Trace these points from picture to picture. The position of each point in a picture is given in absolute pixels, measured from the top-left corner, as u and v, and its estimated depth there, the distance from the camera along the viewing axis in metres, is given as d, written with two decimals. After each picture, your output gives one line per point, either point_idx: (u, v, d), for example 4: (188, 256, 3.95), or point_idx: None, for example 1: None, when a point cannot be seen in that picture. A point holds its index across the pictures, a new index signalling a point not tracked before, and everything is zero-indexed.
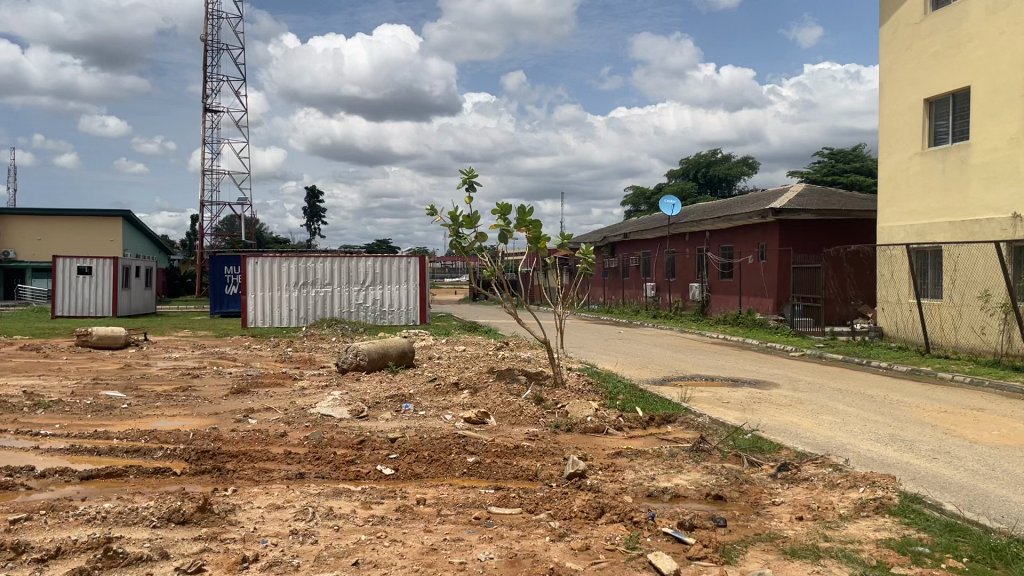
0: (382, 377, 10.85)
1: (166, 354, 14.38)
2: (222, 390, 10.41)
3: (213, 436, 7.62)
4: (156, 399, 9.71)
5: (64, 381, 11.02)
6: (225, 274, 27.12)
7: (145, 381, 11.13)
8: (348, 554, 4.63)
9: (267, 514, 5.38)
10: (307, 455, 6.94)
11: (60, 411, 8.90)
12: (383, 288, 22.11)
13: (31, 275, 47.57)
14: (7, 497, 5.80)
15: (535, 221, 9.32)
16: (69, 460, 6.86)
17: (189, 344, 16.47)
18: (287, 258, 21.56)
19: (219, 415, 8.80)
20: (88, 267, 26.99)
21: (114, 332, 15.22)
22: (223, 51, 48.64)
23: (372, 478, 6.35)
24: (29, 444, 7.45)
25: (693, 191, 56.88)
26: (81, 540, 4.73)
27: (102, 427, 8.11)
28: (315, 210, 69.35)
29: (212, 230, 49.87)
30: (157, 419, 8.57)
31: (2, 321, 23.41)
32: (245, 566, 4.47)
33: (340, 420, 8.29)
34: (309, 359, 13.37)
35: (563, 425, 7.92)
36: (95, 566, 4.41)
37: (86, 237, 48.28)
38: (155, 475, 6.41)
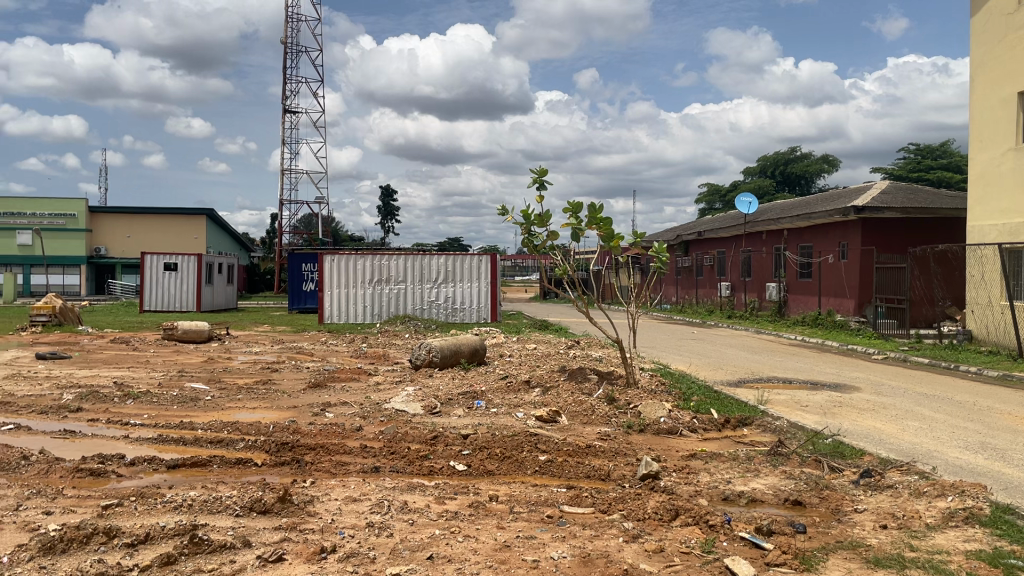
0: (454, 374, 10.97)
1: (246, 349, 14.84)
2: (300, 384, 10.70)
3: (291, 428, 7.83)
4: (238, 392, 10.02)
5: (152, 373, 11.50)
6: (303, 271, 27.77)
7: (228, 374, 11.53)
8: (422, 548, 4.68)
9: (344, 506, 5.50)
10: (382, 450, 7.05)
11: (148, 402, 9.28)
12: (455, 286, 22.27)
13: (121, 271, 49.96)
14: (100, 483, 6.07)
15: (607, 219, 9.25)
16: (157, 450, 7.14)
17: (268, 339, 16.95)
18: (362, 256, 21.99)
19: (298, 408, 9.03)
20: (174, 263, 27.99)
21: (198, 326, 15.79)
22: (303, 53, 49.75)
23: (445, 473, 6.41)
24: (120, 433, 7.79)
25: (771, 189, 55.63)
26: (168, 526, 4.91)
27: (188, 418, 8.41)
28: (389, 208, 70.43)
29: (291, 228, 51.15)
30: (239, 411, 8.86)
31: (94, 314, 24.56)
32: (323, 556, 4.58)
33: (414, 415, 8.39)
34: (383, 355, 13.60)
35: (636, 425, 7.84)
36: (182, 552, 4.58)
37: (171, 235, 50.11)
38: (237, 465, 6.61)
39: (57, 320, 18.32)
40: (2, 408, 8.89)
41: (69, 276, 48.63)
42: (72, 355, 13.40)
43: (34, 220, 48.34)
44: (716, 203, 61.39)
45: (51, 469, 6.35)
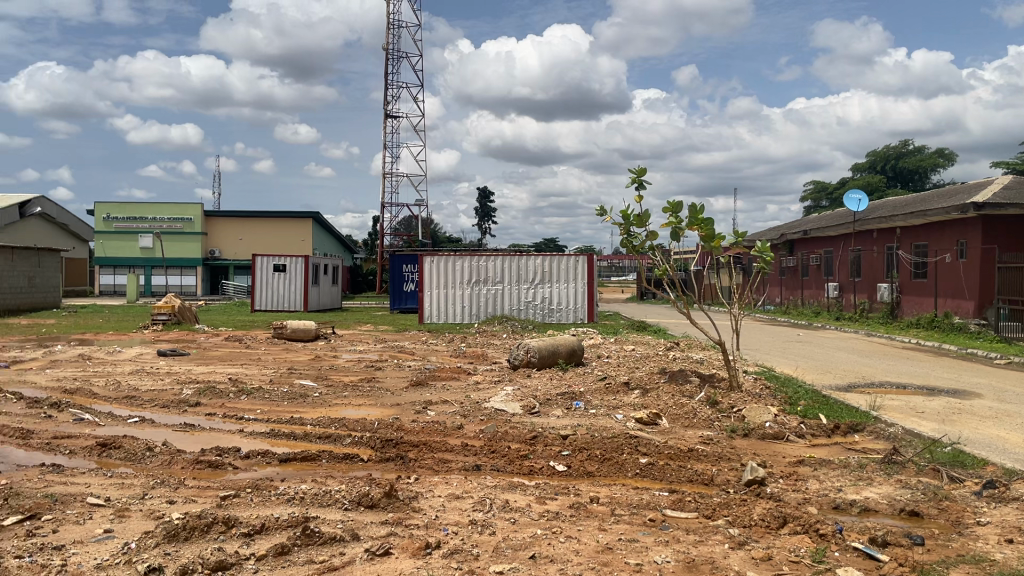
0: (552, 374, 10.96)
1: (351, 347, 15.28)
2: (403, 382, 10.96)
3: (395, 425, 8.02)
4: (343, 389, 10.33)
5: (263, 369, 12.00)
6: (403, 271, 28.40)
7: (334, 371, 11.90)
8: (525, 547, 4.71)
9: (448, 503, 5.60)
10: (483, 448, 7.14)
11: (260, 398, 9.69)
12: (552, 286, 22.27)
13: (234, 272, 52.36)
14: (218, 474, 6.38)
15: (708, 220, 9.07)
16: (270, 443, 7.45)
17: (371, 337, 17.42)
18: (460, 257, 22.31)
19: (401, 406, 9.23)
20: (283, 265, 29.13)
21: (306, 325, 16.36)
22: (404, 58, 50.83)
23: (546, 473, 6.43)
24: (235, 427, 8.16)
25: (882, 185, 53.36)
26: (282, 518, 5.12)
27: (298, 414, 8.74)
28: (485, 210, 71.24)
29: (392, 230, 52.39)
30: (345, 407, 9.15)
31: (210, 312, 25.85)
32: (428, 551, 4.67)
33: (513, 415, 8.45)
34: (482, 354, 13.76)
35: (739, 430, 7.66)
36: (295, 542, 4.76)
37: (279, 237, 52.16)
38: (345, 460, 6.83)
39: (176, 319, 19.31)
40: (129, 401, 9.45)
41: (186, 276, 51.27)
42: (190, 352, 14.12)
43: (155, 224, 50.98)
44: (822, 199, 59.31)
45: (174, 460, 6.72)
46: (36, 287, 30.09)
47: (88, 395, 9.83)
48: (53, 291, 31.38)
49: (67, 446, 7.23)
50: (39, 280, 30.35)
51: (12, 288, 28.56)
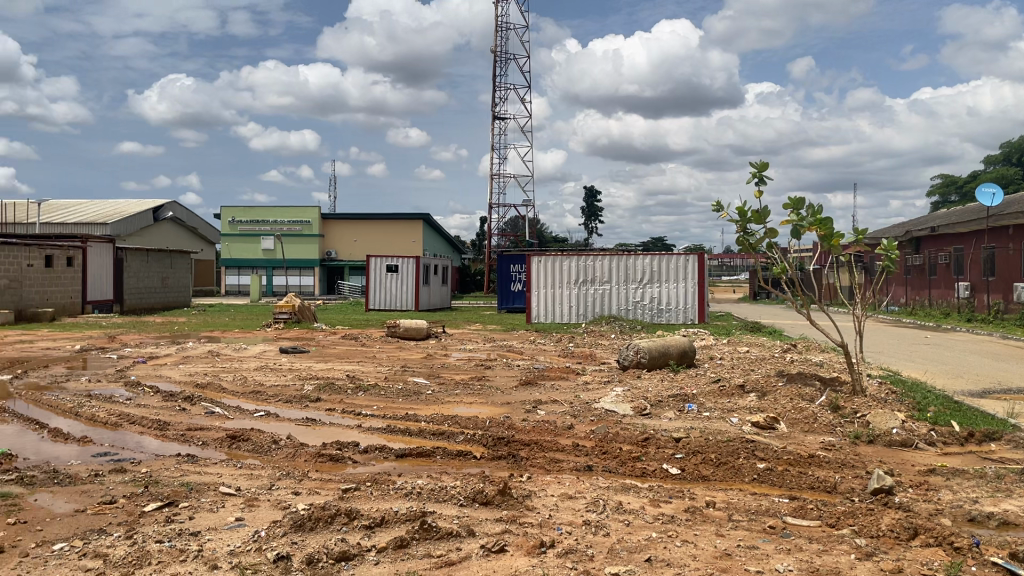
0: (662, 376, 10.82)
1: (461, 346, 15.52)
2: (512, 381, 11.05)
3: (507, 423, 8.10)
4: (455, 387, 10.53)
5: (378, 367, 12.36)
6: (511, 271, 28.60)
7: (446, 370, 12.14)
8: (641, 550, 4.66)
9: (561, 502, 5.61)
10: (595, 449, 7.11)
11: (376, 394, 9.98)
12: (661, 286, 21.92)
13: (349, 272, 54.17)
14: (338, 468, 6.61)
15: (828, 218, 8.72)
16: (386, 439, 7.66)
17: (481, 337, 17.64)
18: (568, 256, 22.35)
19: (511, 405, 9.31)
20: (395, 265, 29.91)
21: (417, 324, 16.72)
22: (511, 59, 51.21)
23: (659, 476, 6.35)
24: (353, 422, 8.43)
25: (1017, 177, 50.05)
26: (401, 511, 5.25)
27: (412, 411, 8.96)
28: (592, 209, 70.91)
29: (499, 230, 52.90)
30: (457, 405, 9.32)
31: (327, 313, 26.70)
32: (543, 550, 4.69)
33: (623, 416, 8.38)
34: (591, 354, 13.70)
35: (863, 436, 7.33)
36: (413, 536, 4.87)
37: (391, 238, 53.63)
38: (459, 457, 6.95)
39: (296, 317, 20.12)
40: (255, 396, 9.92)
41: (305, 277, 53.39)
42: (310, 349, 14.68)
43: (276, 227, 53.26)
44: (951, 194, 56.13)
45: (297, 453, 7.01)
46: (169, 287, 31.98)
47: (216, 389, 10.38)
48: (184, 291, 33.27)
49: (199, 438, 7.66)
50: (171, 281, 32.26)
51: (148, 288, 30.43)
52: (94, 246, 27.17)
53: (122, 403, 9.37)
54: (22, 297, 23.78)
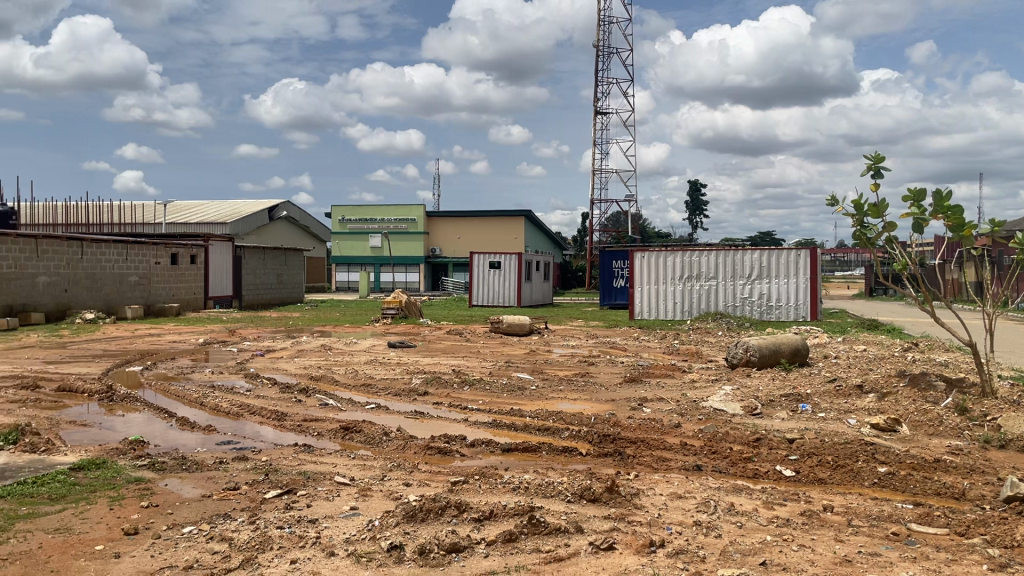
0: (773, 374, 10.51)
1: (564, 342, 15.52)
2: (617, 378, 10.97)
3: (612, 421, 8.04)
4: (559, 383, 10.55)
5: (483, 362, 12.52)
6: (614, 267, 28.40)
7: (549, 366, 12.17)
8: (755, 553, 4.54)
9: (670, 502, 5.52)
10: (703, 448, 6.97)
11: (482, 389, 10.11)
12: (771, 282, 21.23)
13: (453, 269, 55.09)
14: (446, 460, 6.73)
15: (955, 206, 8.24)
16: (493, 433, 7.74)
17: (583, 333, 17.58)
18: (672, 252, 22.07)
19: (616, 402, 9.25)
20: (498, 262, 30.15)
21: (520, 320, 16.82)
22: (614, 53, 50.82)
23: (772, 478, 6.17)
24: (459, 416, 8.56)
25: None
26: (509, 506, 5.29)
27: (517, 405, 9.03)
28: (697, 203, 69.52)
29: (601, 226, 52.56)
30: (562, 401, 9.32)
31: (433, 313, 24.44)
32: (653, 550, 4.63)
33: (733, 416, 8.18)
34: (698, 352, 13.44)
35: (994, 440, 6.90)
36: (522, 531, 4.90)
37: (494, 235, 54.24)
38: (564, 453, 6.94)
39: (403, 313, 20.61)
40: (366, 389, 10.23)
41: (410, 273, 54.56)
42: (416, 344, 15.01)
43: (383, 225, 54.62)
44: None
45: (407, 445, 7.17)
46: (284, 284, 33.33)
47: (329, 381, 10.76)
48: (297, 287, 34.59)
49: (315, 429, 7.95)
50: (286, 277, 33.60)
51: (264, 285, 31.79)
52: (214, 245, 28.62)
53: (243, 394, 9.83)
54: (150, 293, 25.27)
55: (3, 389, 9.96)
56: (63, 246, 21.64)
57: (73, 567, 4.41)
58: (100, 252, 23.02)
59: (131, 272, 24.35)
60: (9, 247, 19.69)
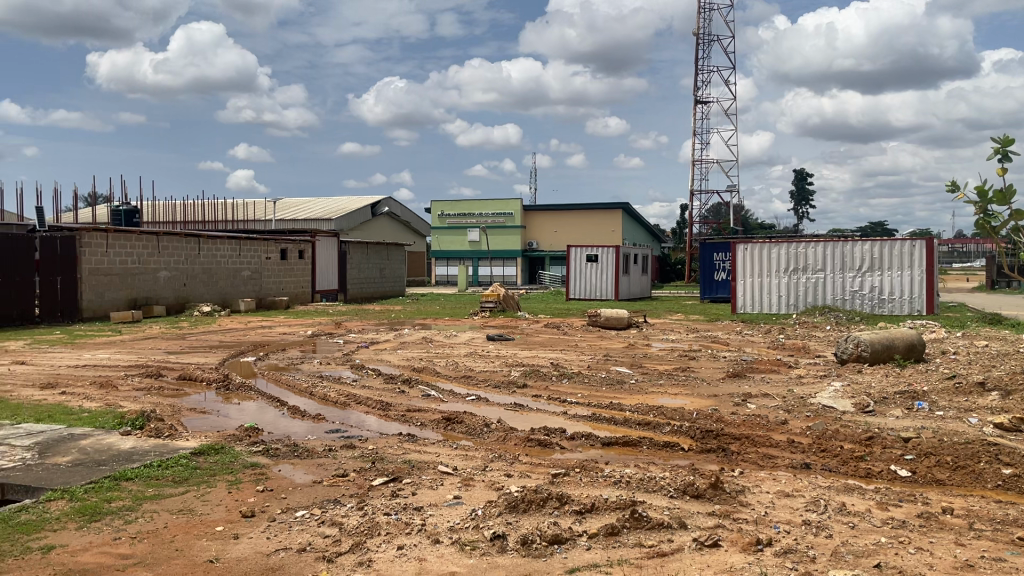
0: (887, 370, 10.07)
1: (664, 336, 15.31)
2: (719, 372, 10.76)
3: (715, 416, 7.89)
4: (660, 377, 10.44)
5: (581, 356, 12.50)
6: (715, 260, 27.79)
7: (648, 359, 12.06)
8: (869, 555, 4.38)
9: (777, 500, 5.37)
10: (811, 446, 6.75)
11: (581, 382, 10.11)
12: (883, 274, 20.28)
13: (550, 263, 55.26)
14: (547, 453, 6.76)
15: None
16: (593, 427, 7.72)
17: (683, 326, 17.30)
18: (777, 244, 21.52)
19: (719, 397, 9.07)
20: (595, 255, 30.01)
21: (619, 313, 16.71)
22: (714, 40, 49.63)
23: (886, 478, 5.92)
24: (559, 409, 8.58)
25: None
26: (611, 499, 5.27)
27: (617, 399, 8.98)
28: (802, 193, 67.33)
29: (701, 217, 51.49)
30: (662, 395, 9.21)
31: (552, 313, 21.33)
32: (759, 548, 4.53)
33: (843, 413, 7.89)
34: (804, 347, 13.00)
35: None
36: (624, 525, 4.87)
37: (591, 228, 54.11)
38: (666, 448, 6.86)
39: (501, 306, 20.78)
40: (467, 381, 10.40)
41: (508, 267, 55.03)
42: (515, 337, 15.11)
43: (481, 219, 55.19)
44: None
45: (508, 436, 7.24)
46: (386, 278, 34.17)
47: (431, 373, 10.98)
48: (399, 281, 35.42)
49: (418, 419, 8.13)
50: (388, 272, 34.43)
51: (368, 278, 32.69)
52: (320, 240, 29.62)
53: (349, 384, 10.15)
54: (262, 287, 26.38)
55: (130, 377, 10.61)
56: (182, 243, 22.82)
57: (197, 546, 4.66)
58: (216, 248, 24.16)
59: (244, 267, 25.47)
60: (133, 244, 20.91)
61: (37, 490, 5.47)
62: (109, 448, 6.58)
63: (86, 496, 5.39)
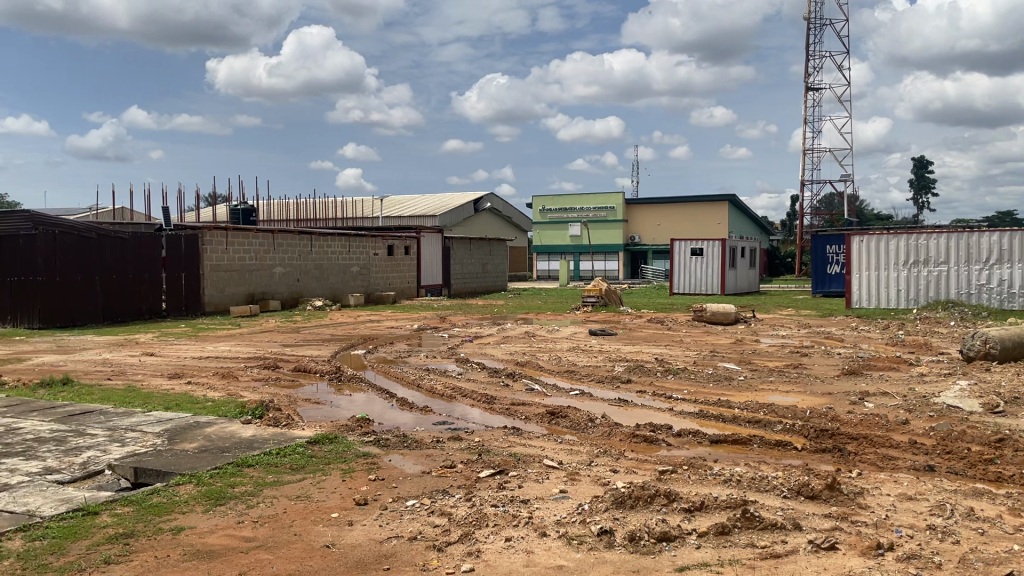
0: (1019, 368, 9.45)
1: (774, 332, 14.85)
2: (833, 370, 10.36)
3: (829, 415, 7.60)
4: (770, 373, 10.15)
5: (687, 351, 12.29)
6: (827, 252, 26.75)
7: (758, 356, 11.72)
8: (1000, 562, 4.13)
9: (899, 503, 5.13)
10: (935, 448, 6.41)
11: (687, 378, 9.94)
12: (1013, 267, 19.01)
13: (653, 257, 54.47)
14: (653, 449, 6.68)
15: None
16: (700, 424, 7.58)
17: (794, 322, 16.75)
18: (895, 236, 20.55)
19: (833, 395, 8.73)
20: (701, 249, 29.42)
21: (726, 308, 16.34)
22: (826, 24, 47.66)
23: (1020, 483, 5.56)
24: (665, 405, 8.45)
25: None
26: (721, 498, 5.16)
27: (725, 396, 8.78)
28: (922, 181, 63.96)
29: (812, 209, 49.56)
30: (773, 393, 8.94)
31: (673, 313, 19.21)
32: (880, 552, 4.34)
33: (970, 413, 7.46)
34: (926, 343, 12.35)
35: None
36: (736, 524, 4.75)
37: (696, 221, 53.06)
38: (778, 447, 6.66)
39: (603, 302, 20.67)
40: (571, 375, 10.39)
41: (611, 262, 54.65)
42: (618, 332, 14.99)
43: (582, 214, 55.03)
44: None
45: (613, 432, 7.19)
46: (488, 273, 34.55)
47: (535, 367, 11.05)
48: (502, 276, 35.74)
49: (522, 413, 8.18)
50: (490, 267, 34.79)
51: (471, 273, 33.13)
52: (424, 236, 30.23)
53: (454, 377, 10.33)
54: (370, 282, 27.14)
55: (249, 368, 11.13)
56: (294, 240, 23.71)
57: (314, 531, 4.84)
58: (326, 245, 24.99)
59: (353, 263, 26.26)
60: (250, 242, 21.87)
61: (167, 475, 5.80)
62: (232, 436, 6.91)
63: (211, 480, 5.68)
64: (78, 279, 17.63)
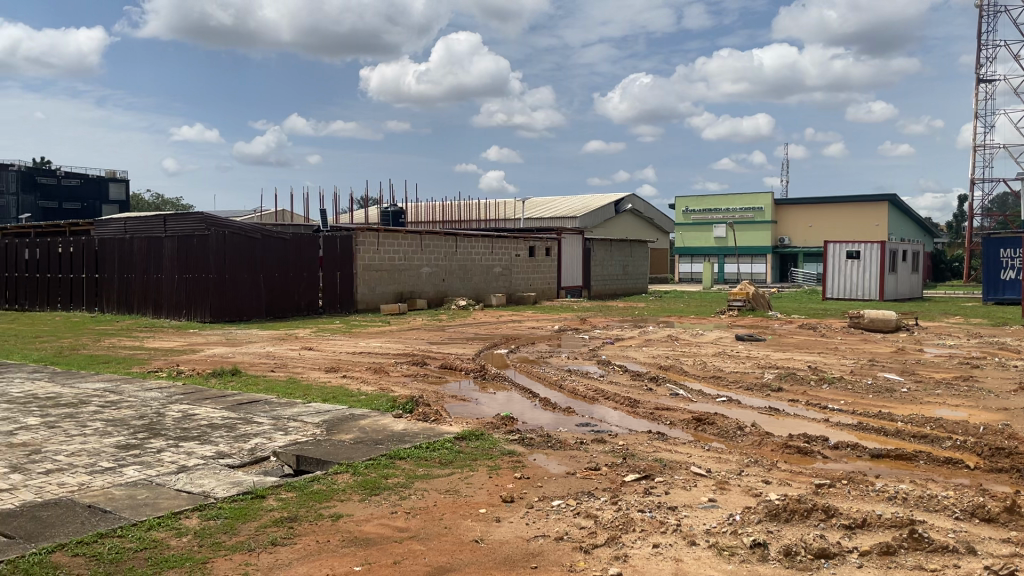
0: None
1: (940, 341, 13.88)
2: (1010, 384, 9.52)
3: (1007, 433, 7.01)
4: (936, 386, 9.47)
5: (842, 359, 11.69)
6: (1000, 257, 24.91)
7: (923, 367, 10.97)
8: None
9: None
10: None
11: (843, 388, 9.43)
12: None
13: (804, 259, 52.24)
14: (808, 461, 6.39)
15: None
16: (858, 437, 7.19)
17: (963, 331, 15.59)
18: None
19: (1011, 411, 8.04)
20: (857, 251, 27.99)
21: (886, 315, 15.44)
22: (1001, 12, 44.18)
23: None
24: (819, 416, 8.09)
25: None
26: (886, 516, 4.87)
27: (885, 409, 8.28)
28: None
29: (982, 209, 46.09)
30: (940, 407, 8.35)
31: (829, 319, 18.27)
32: None
33: None
34: None
35: None
36: (902, 544, 4.47)
37: (851, 222, 50.63)
38: (947, 465, 6.21)
39: (750, 305, 20.00)
40: (718, 381, 10.11)
41: (757, 264, 52.83)
42: (767, 337, 14.47)
43: (727, 215, 53.45)
44: None
45: (764, 441, 6.94)
46: (630, 274, 34.23)
47: (679, 371, 10.83)
48: (643, 278, 35.34)
49: (668, 417, 8.03)
50: (631, 269, 34.44)
51: (611, 275, 32.95)
52: (565, 238, 30.34)
53: (597, 379, 10.32)
54: (512, 283, 27.52)
55: (400, 364, 11.55)
56: (440, 241, 24.37)
57: (463, 525, 4.95)
58: (471, 246, 25.58)
59: (496, 264, 26.73)
60: (400, 243, 22.71)
61: (325, 463, 6.10)
62: (383, 429, 7.18)
63: (366, 471, 5.93)
64: (243, 276, 18.87)
